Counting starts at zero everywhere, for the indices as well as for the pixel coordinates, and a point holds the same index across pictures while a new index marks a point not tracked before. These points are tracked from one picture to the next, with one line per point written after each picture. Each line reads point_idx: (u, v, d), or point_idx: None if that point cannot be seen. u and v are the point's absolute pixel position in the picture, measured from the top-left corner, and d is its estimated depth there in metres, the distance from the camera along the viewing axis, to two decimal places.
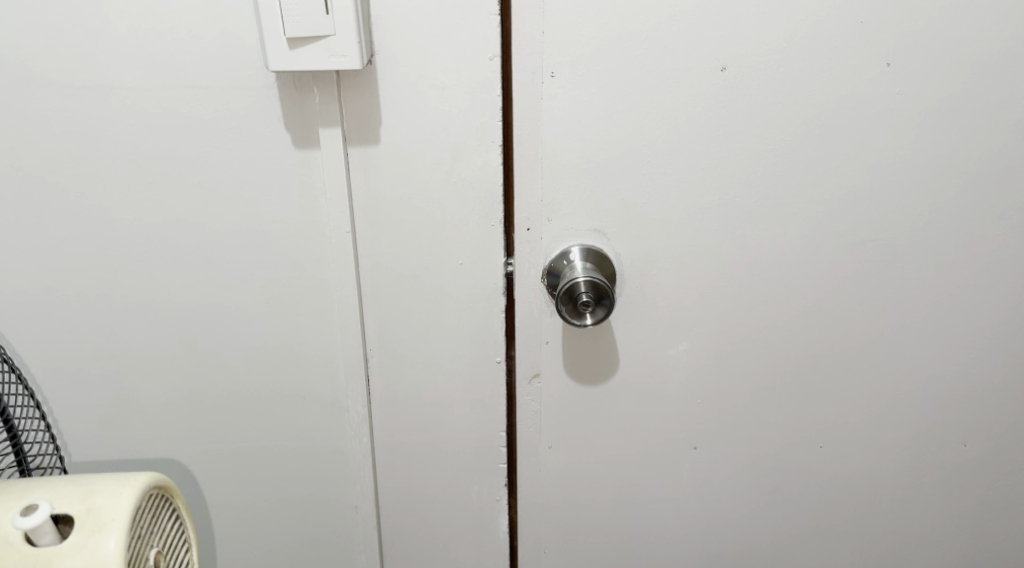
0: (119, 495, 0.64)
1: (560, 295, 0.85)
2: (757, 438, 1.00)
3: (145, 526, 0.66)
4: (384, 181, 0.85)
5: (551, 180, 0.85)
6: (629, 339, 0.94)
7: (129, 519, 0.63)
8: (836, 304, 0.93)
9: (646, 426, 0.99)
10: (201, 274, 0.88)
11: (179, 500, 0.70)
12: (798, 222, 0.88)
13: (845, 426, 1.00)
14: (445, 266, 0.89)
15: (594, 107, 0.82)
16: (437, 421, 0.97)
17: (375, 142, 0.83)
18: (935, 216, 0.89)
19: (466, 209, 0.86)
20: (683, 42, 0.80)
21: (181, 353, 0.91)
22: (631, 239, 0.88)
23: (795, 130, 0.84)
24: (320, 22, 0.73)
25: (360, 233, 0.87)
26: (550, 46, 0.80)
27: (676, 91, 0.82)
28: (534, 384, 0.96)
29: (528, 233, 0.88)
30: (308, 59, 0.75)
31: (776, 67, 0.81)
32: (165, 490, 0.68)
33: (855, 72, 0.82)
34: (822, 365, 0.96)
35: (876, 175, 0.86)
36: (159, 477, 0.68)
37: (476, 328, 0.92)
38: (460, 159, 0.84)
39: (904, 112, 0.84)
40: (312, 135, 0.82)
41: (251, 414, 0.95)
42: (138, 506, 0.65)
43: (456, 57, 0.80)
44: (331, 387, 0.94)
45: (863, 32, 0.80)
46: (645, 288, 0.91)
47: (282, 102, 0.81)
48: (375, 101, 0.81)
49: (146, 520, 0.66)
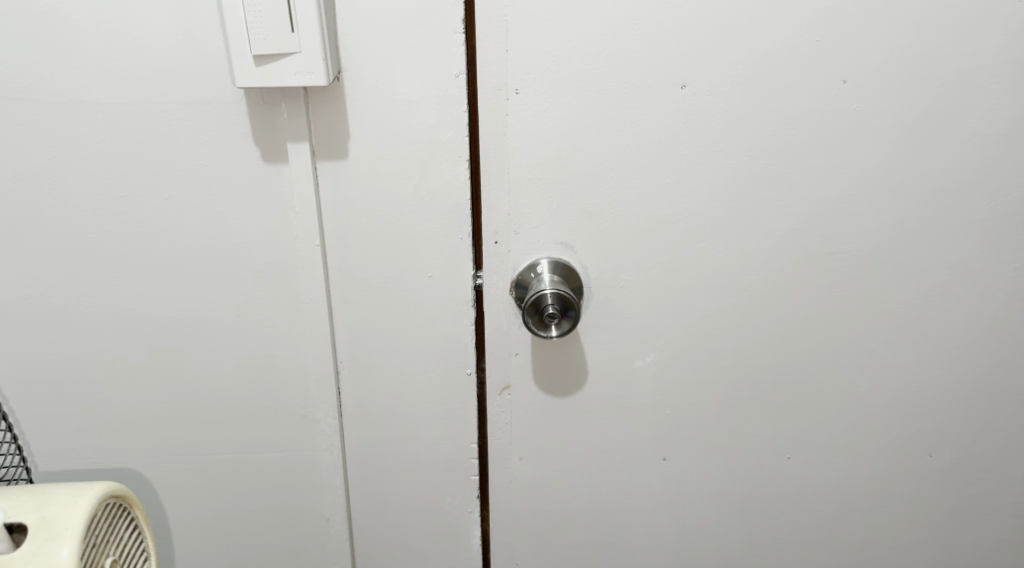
0: (73, 504, 0.65)
1: (527, 307, 0.87)
2: (727, 448, 1.01)
3: (100, 535, 0.67)
4: (353, 196, 0.86)
5: (518, 194, 0.87)
6: (598, 352, 0.95)
7: (84, 528, 0.64)
8: (802, 316, 0.94)
9: (617, 437, 1.00)
10: (173, 286, 0.89)
11: (137, 508, 0.71)
12: (761, 235, 0.89)
13: (813, 437, 1.01)
14: (415, 278, 0.90)
15: (558, 122, 0.84)
16: (409, 432, 0.98)
17: (343, 157, 0.84)
18: (896, 229, 0.90)
19: (434, 222, 0.87)
20: (644, 60, 0.82)
21: (155, 364, 0.92)
22: (597, 252, 0.90)
23: (757, 146, 0.85)
24: (285, 39, 0.75)
25: (330, 246, 0.88)
26: (514, 64, 0.81)
27: (639, 108, 0.83)
28: (504, 395, 0.97)
29: (496, 246, 0.89)
30: (274, 75, 0.76)
31: (735, 84, 0.83)
32: (123, 499, 0.69)
33: (813, 89, 0.83)
34: (788, 376, 0.97)
35: (838, 189, 0.88)
36: (117, 486, 0.69)
37: (447, 340, 0.93)
38: (429, 173, 0.85)
39: (862, 128, 0.85)
40: (281, 150, 0.84)
41: (225, 426, 0.96)
42: (93, 515, 0.66)
43: (422, 74, 0.81)
44: (304, 399, 0.95)
45: (820, 50, 0.82)
46: (612, 301, 0.92)
47: (251, 118, 0.82)
48: (342, 117, 0.83)
49: (102, 530, 0.67)
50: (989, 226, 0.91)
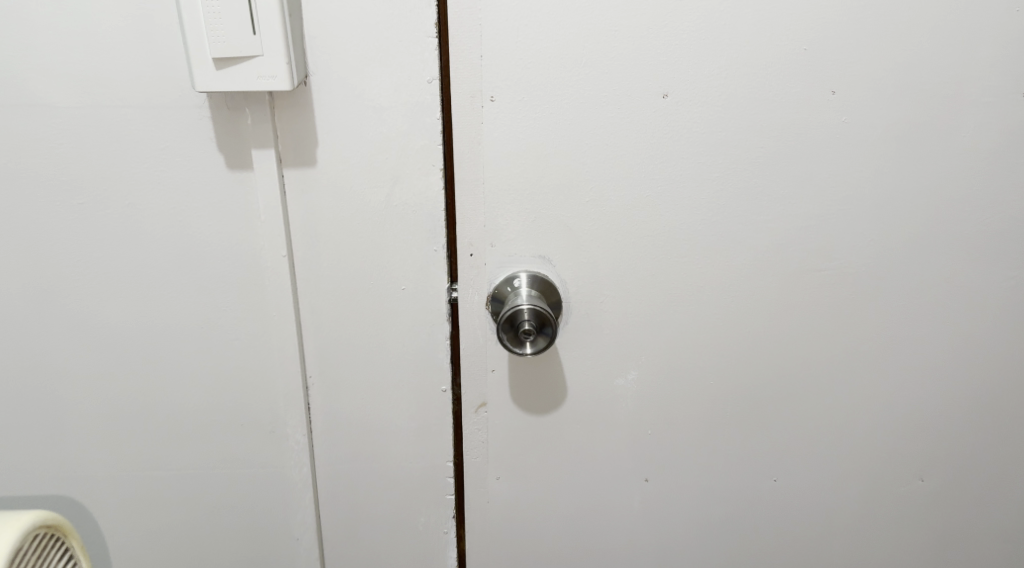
0: None
1: (501, 323, 0.83)
2: (711, 469, 0.98)
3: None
4: (321, 205, 0.83)
5: (493, 205, 0.83)
6: (576, 368, 0.92)
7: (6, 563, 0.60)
8: (787, 334, 0.91)
9: (597, 457, 0.96)
10: (135, 297, 0.86)
11: (69, 535, 0.67)
12: (745, 250, 0.86)
13: (798, 458, 0.98)
14: (387, 291, 0.87)
15: (534, 130, 0.80)
16: (381, 450, 0.95)
17: (311, 164, 0.81)
18: (885, 245, 0.87)
19: (407, 233, 0.84)
20: (623, 68, 0.78)
21: (116, 377, 0.89)
22: (575, 265, 0.86)
23: (740, 158, 0.82)
24: (247, 42, 0.72)
25: (298, 257, 0.85)
26: (489, 70, 0.78)
27: (618, 118, 0.80)
28: (480, 413, 0.94)
29: (472, 258, 0.86)
30: (236, 79, 0.73)
31: (719, 94, 0.80)
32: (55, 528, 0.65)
33: (799, 100, 0.80)
34: (772, 395, 0.94)
35: (825, 204, 0.85)
36: (49, 515, 0.65)
37: (420, 355, 0.90)
38: (400, 181, 0.82)
39: (850, 141, 0.82)
40: (246, 157, 0.81)
41: (190, 442, 0.93)
42: (19, 548, 0.62)
43: (393, 79, 0.78)
44: (270, 415, 0.92)
45: (806, 60, 0.79)
46: (591, 316, 0.89)
47: (214, 124, 0.79)
48: (309, 123, 0.80)
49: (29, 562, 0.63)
50: (980, 244, 0.88)
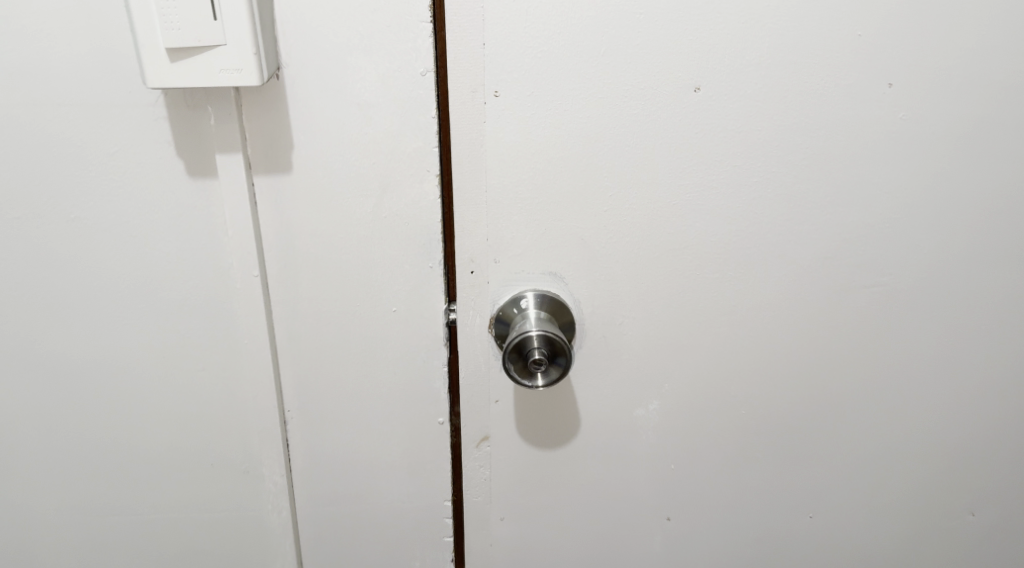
0: None
1: (508, 351, 0.72)
2: (740, 506, 0.88)
3: None
4: (299, 217, 0.72)
5: (497, 216, 0.73)
6: (591, 398, 0.81)
7: None
8: (828, 358, 0.81)
9: (613, 494, 0.86)
10: (86, 321, 0.75)
11: None
12: (784, 264, 0.76)
13: (837, 493, 0.88)
14: (375, 314, 0.76)
15: (545, 129, 0.69)
16: (370, 489, 0.84)
17: (286, 171, 0.70)
18: (941, 257, 0.77)
19: (398, 248, 0.73)
20: (649, 58, 0.68)
21: (69, 411, 0.79)
22: (591, 283, 0.76)
23: (782, 160, 0.72)
24: (206, 28, 0.60)
25: (273, 276, 0.74)
26: (493, 61, 0.67)
27: (642, 115, 0.69)
28: (482, 447, 0.83)
29: (473, 276, 0.75)
30: (194, 73, 0.62)
31: (759, 86, 0.69)
32: None
33: (852, 93, 0.70)
34: (809, 425, 0.84)
35: (875, 212, 0.75)
36: None
37: (414, 385, 0.79)
38: (391, 190, 0.71)
39: (905, 141, 0.72)
40: (210, 163, 0.70)
41: (155, 482, 0.83)
42: None
43: (381, 72, 0.67)
44: (243, 453, 0.82)
45: (862, 47, 0.68)
46: (608, 340, 0.79)
47: (172, 124, 0.68)
48: (283, 123, 0.69)
49: None
50: None
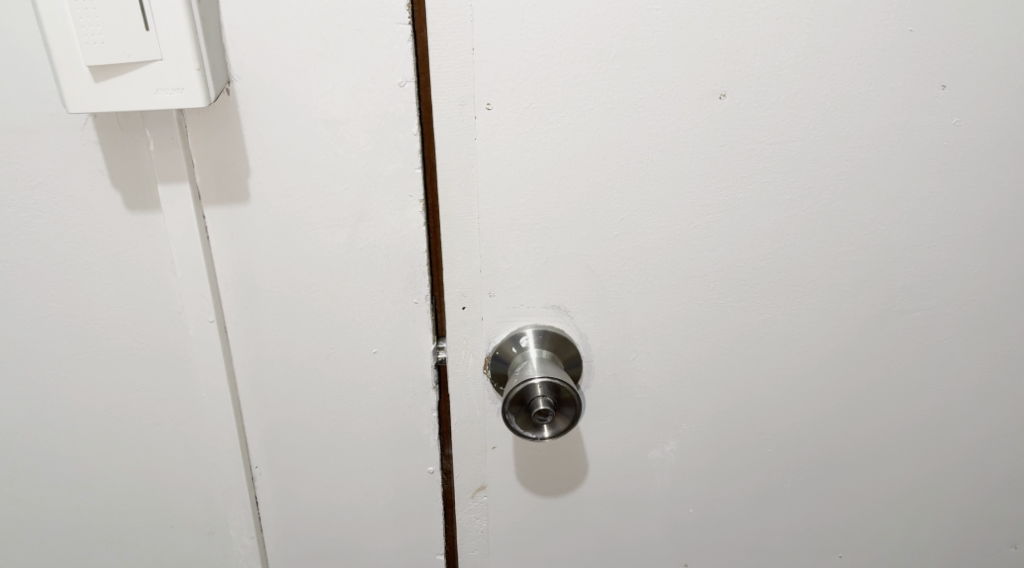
0: None
1: (508, 401, 0.62)
2: (764, 549, 0.79)
3: None
4: (260, 252, 0.62)
5: (492, 244, 0.63)
6: (600, 440, 0.72)
7: None
8: (865, 390, 0.72)
9: (624, 541, 0.77)
10: (18, 377, 0.65)
11: None
12: (819, 290, 0.67)
13: (870, 532, 0.80)
14: (353, 357, 0.66)
15: (546, 145, 0.60)
16: (353, 546, 0.75)
17: (242, 200, 0.60)
18: (993, 277, 0.68)
19: (377, 283, 0.64)
20: (665, 61, 0.58)
21: (5, 476, 0.69)
22: (599, 317, 0.66)
23: (819, 175, 0.62)
24: (136, 41, 0.50)
25: (232, 319, 0.64)
26: (485, 68, 0.57)
27: (659, 127, 0.60)
28: (477, 497, 0.74)
29: (464, 311, 0.65)
30: (123, 94, 0.52)
31: (792, 92, 0.60)
32: None
33: (899, 97, 0.61)
34: (841, 461, 0.75)
35: (922, 230, 0.66)
36: None
37: (399, 433, 0.70)
38: (367, 219, 0.61)
39: (958, 150, 0.63)
40: (151, 194, 0.60)
41: (109, 548, 0.73)
42: None
43: (351, 83, 0.57)
44: (208, 513, 0.72)
45: (911, 44, 0.59)
46: (619, 378, 0.69)
47: (104, 152, 0.59)
48: (237, 145, 0.58)
49: None
50: None
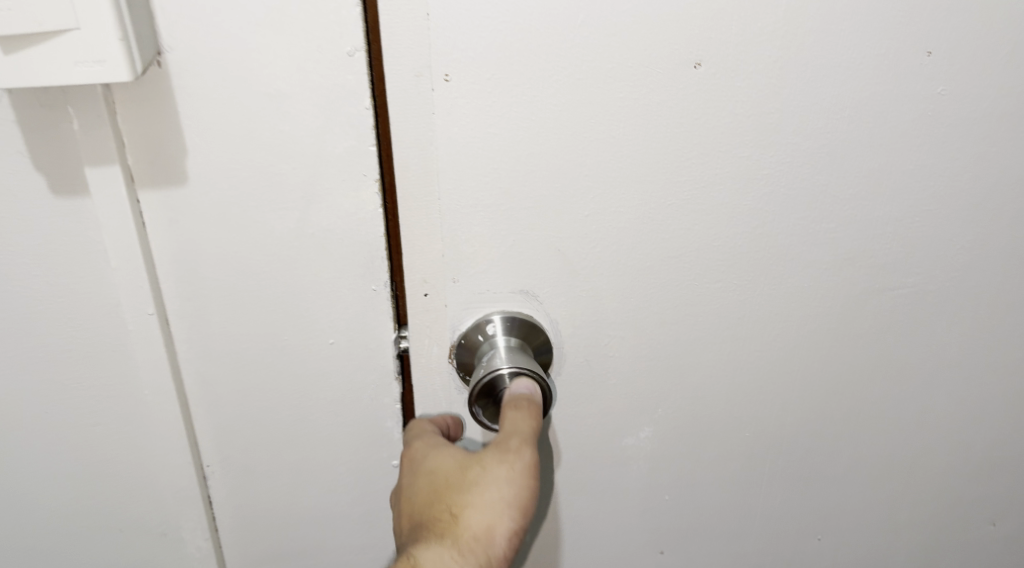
0: None
1: (477, 393, 0.59)
2: (741, 534, 0.77)
3: None
4: (203, 237, 0.57)
5: (454, 226, 0.59)
6: (572, 428, 0.69)
7: None
8: (846, 371, 0.69)
9: (598, 530, 0.75)
10: None
11: None
12: (799, 268, 0.64)
13: (849, 513, 0.78)
14: (309, 348, 0.62)
15: (510, 120, 0.55)
16: (315, 544, 0.71)
17: (180, 182, 0.55)
18: (978, 252, 0.66)
19: (332, 269, 0.59)
20: (637, 29, 0.54)
21: None
22: (569, 301, 0.63)
23: (799, 148, 0.59)
24: (49, 8, 0.45)
25: (175, 311, 0.60)
26: (443, 37, 0.53)
27: (631, 99, 0.56)
28: None
29: (427, 298, 0.61)
30: (38, 67, 0.47)
31: (771, 60, 0.56)
32: None
33: (884, 65, 0.57)
34: (821, 444, 0.73)
35: (906, 205, 0.62)
36: None
37: (360, 426, 0.66)
38: (318, 201, 0.57)
39: (943, 121, 0.60)
40: (79, 178, 0.55)
41: (54, 553, 0.69)
42: None
43: (297, 54, 0.53)
44: (158, 514, 0.68)
45: (897, 7, 0.55)
46: (592, 364, 0.66)
47: (24, 133, 0.53)
48: (172, 122, 0.54)
49: None
50: None
